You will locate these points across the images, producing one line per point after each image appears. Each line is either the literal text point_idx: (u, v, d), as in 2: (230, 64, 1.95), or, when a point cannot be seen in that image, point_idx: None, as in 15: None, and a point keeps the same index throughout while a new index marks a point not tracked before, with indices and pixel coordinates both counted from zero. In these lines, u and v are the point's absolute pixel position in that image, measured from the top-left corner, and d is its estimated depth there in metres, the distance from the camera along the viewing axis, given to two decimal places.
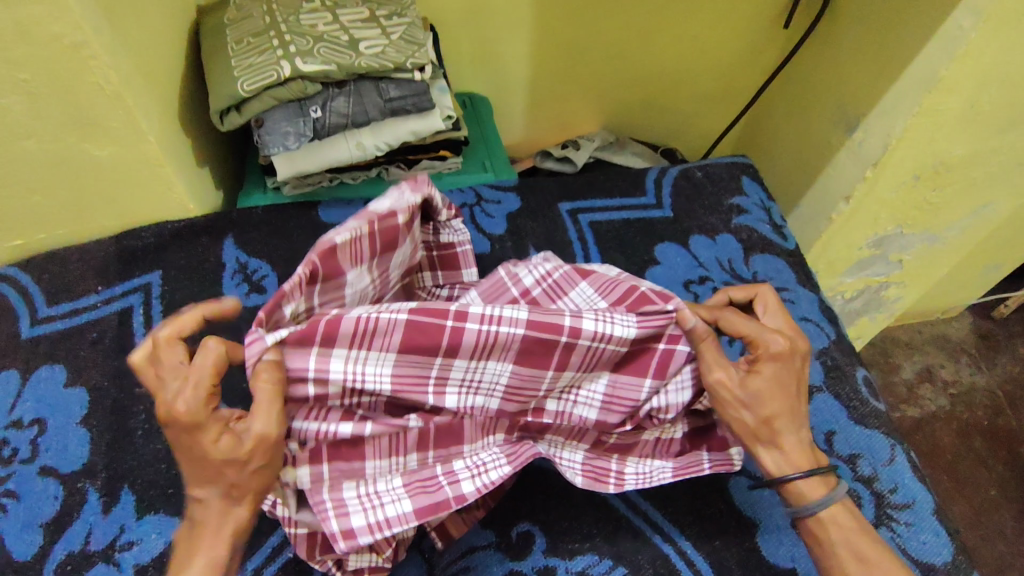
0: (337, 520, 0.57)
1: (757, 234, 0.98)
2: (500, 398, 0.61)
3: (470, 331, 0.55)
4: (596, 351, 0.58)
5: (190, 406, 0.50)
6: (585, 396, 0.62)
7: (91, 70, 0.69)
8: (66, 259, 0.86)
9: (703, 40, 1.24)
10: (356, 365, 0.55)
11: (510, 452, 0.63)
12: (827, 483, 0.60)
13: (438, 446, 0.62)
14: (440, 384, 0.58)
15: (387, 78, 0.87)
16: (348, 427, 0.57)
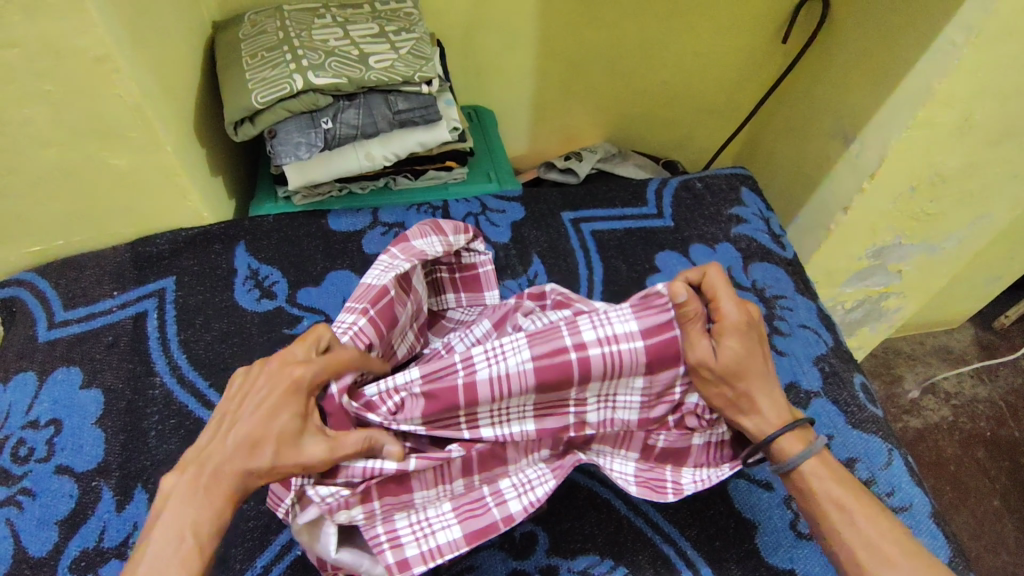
0: (391, 551, 0.58)
1: (756, 243, 1.00)
2: (533, 416, 0.61)
3: (482, 377, 0.57)
4: (614, 356, 0.58)
5: (305, 371, 0.54)
6: (623, 402, 0.61)
7: (113, 83, 0.72)
8: (82, 265, 0.89)
9: (704, 55, 1.26)
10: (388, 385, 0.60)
11: (556, 467, 0.64)
12: (804, 437, 0.61)
13: (484, 471, 0.62)
14: (471, 419, 0.60)
15: (396, 91, 0.90)
16: (393, 464, 0.56)
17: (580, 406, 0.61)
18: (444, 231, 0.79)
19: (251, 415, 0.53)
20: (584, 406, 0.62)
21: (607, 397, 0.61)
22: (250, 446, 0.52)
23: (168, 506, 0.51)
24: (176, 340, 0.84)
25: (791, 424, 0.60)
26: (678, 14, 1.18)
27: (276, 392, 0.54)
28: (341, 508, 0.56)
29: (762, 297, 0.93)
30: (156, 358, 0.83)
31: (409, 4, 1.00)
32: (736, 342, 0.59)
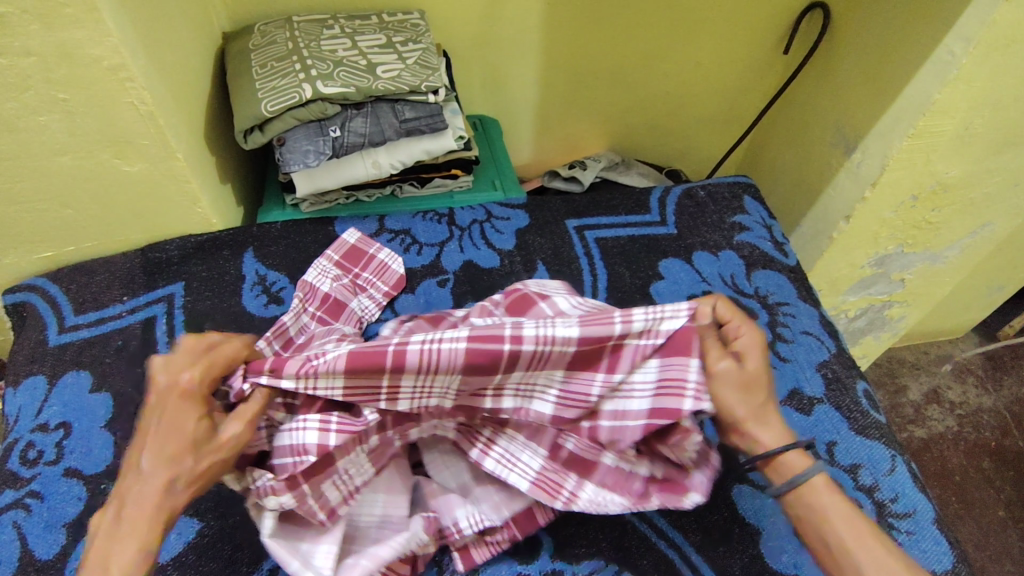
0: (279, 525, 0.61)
1: (758, 250, 1.00)
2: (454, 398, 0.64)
3: (414, 347, 0.59)
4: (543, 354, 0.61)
5: (193, 380, 0.57)
6: (540, 389, 0.65)
7: (127, 91, 0.73)
8: (92, 270, 0.90)
9: (707, 66, 1.28)
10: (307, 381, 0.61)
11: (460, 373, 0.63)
12: (807, 455, 0.59)
13: (395, 425, 0.66)
14: (393, 393, 0.62)
15: (403, 101, 0.92)
16: (313, 437, 0.60)
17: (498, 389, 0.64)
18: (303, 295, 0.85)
19: (171, 427, 0.54)
20: (501, 392, 0.65)
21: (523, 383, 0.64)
22: (170, 462, 0.53)
23: (92, 541, 0.51)
24: None
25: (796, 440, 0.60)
26: (681, 26, 1.20)
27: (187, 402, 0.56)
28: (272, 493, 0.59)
29: (765, 304, 0.94)
30: None
31: (416, 15, 1.02)
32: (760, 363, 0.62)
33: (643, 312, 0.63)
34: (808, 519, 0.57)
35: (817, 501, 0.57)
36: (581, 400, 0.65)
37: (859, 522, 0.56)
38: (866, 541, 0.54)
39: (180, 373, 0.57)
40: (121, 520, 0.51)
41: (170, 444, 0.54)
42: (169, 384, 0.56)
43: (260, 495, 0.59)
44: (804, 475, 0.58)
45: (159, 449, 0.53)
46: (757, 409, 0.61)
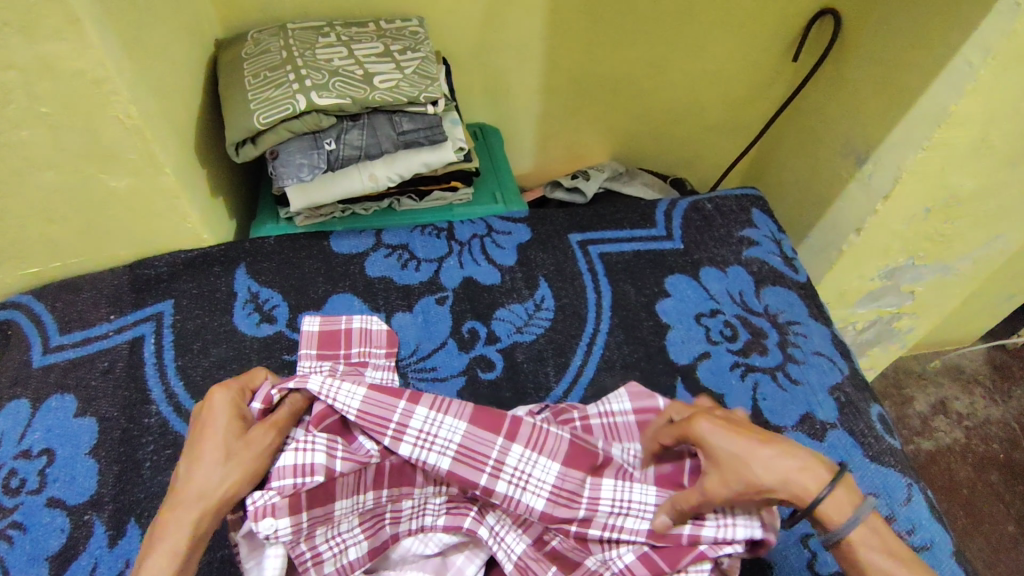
0: (313, 568, 0.63)
1: (768, 266, 0.97)
2: (453, 457, 0.67)
3: (425, 402, 0.70)
4: (542, 433, 0.69)
5: (221, 399, 0.65)
6: (535, 483, 0.67)
7: (112, 105, 0.70)
8: (79, 287, 0.87)
9: (713, 74, 1.24)
10: (333, 384, 0.69)
11: (458, 456, 0.67)
12: (854, 499, 0.57)
13: (392, 486, 0.69)
14: (398, 433, 0.67)
15: (401, 112, 0.88)
16: (320, 459, 0.63)
17: (495, 470, 0.67)
18: (309, 349, 0.81)
19: (205, 443, 0.62)
20: (499, 473, 0.67)
21: (522, 473, 0.67)
22: (223, 460, 0.61)
23: (161, 534, 0.56)
24: (173, 366, 0.82)
25: (838, 483, 0.57)
26: (687, 34, 1.16)
27: (218, 418, 0.64)
28: (272, 513, 0.60)
29: (775, 323, 0.91)
30: (152, 385, 0.81)
31: (415, 22, 0.99)
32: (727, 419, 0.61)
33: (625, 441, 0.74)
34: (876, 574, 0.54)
35: (873, 556, 0.55)
36: (573, 497, 0.67)
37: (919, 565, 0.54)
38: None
39: (219, 394, 0.66)
40: (176, 501, 0.58)
41: (207, 444, 0.61)
42: (212, 396, 0.66)
43: (255, 517, 0.60)
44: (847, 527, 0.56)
45: (194, 462, 0.60)
46: (791, 472, 0.57)
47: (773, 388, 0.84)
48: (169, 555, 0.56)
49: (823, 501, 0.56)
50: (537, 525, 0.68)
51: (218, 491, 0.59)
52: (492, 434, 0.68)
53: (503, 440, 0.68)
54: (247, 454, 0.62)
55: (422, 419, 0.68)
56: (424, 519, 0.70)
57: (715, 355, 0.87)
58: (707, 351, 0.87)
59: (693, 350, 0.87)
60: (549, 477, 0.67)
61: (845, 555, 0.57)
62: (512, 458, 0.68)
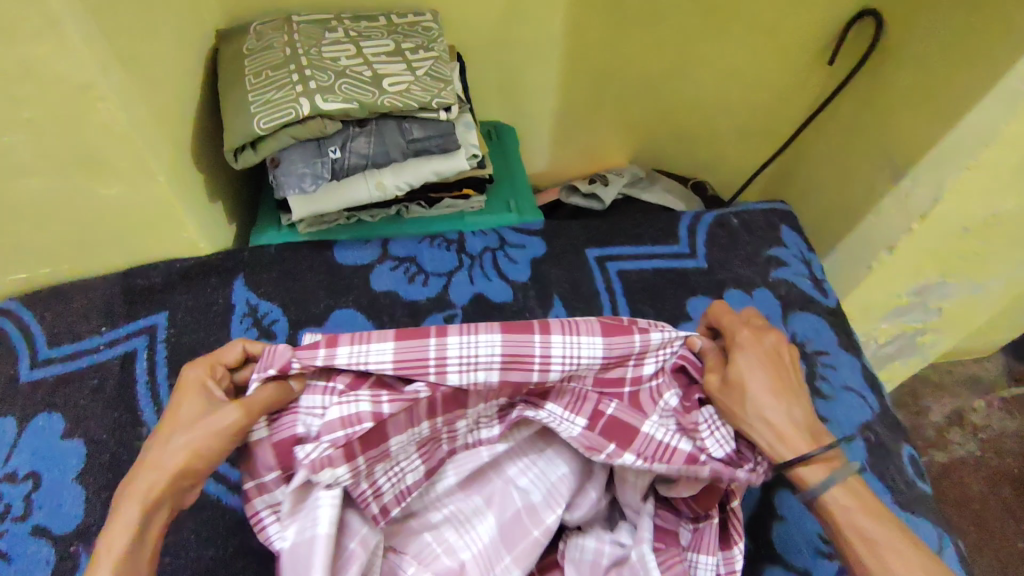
0: (376, 503, 0.64)
1: (796, 289, 0.91)
2: (501, 370, 0.61)
3: (454, 336, 0.62)
4: (573, 326, 0.63)
5: (193, 375, 0.60)
6: (585, 361, 0.63)
7: (100, 111, 0.65)
8: (70, 296, 0.83)
9: (743, 74, 1.17)
10: (360, 349, 0.61)
11: (505, 364, 0.61)
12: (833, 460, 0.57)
13: (445, 413, 0.64)
14: (440, 368, 0.60)
15: (411, 118, 0.82)
16: (365, 407, 0.59)
17: (543, 362, 0.62)
18: None
19: (173, 419, 0.57)
20: (548, 366, 0.62)
21: (568, 356, 0.62)
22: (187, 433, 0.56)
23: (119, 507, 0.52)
24: (166, 386, 0.78)
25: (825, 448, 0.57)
26: (718, 31, 1.09)
27: (188, 393, 0.58)
28: (329, 467, 0.58)
29: (802, 353, 0.86)
30: (144, 405, 0.77)
31: (429, 17, 0.92)
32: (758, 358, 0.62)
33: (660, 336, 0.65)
34: (846, 532, 0.55)
35: (855, 518, 0.55)
36: (622, 359, 0.65)
37: (897, 534, 0.53)
38: (899, 548, 0.53)
39: (190, 373, 0.60)
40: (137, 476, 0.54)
41: (172, 423, 0.56)
42: (183, 376, 0.60)
43: (314, 468, 0.58)
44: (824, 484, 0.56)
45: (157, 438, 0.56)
46: (784, 420, 0.59)
47: None
48: (127, 523, 0.52)
49: (803, 457, 0.57)
50: (592, 398, 0.66)
51: (176, 468, 0.54)
52: (527, 335, 0.62)
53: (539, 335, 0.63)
54: (208, 435, 0.55)
55: (458, 347, 0.61)
56: (479, 434, 0.68)
57: None
58: None
59: None
60: (597, 356, 0.63)
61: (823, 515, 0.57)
62: (555, 347, 0.62)
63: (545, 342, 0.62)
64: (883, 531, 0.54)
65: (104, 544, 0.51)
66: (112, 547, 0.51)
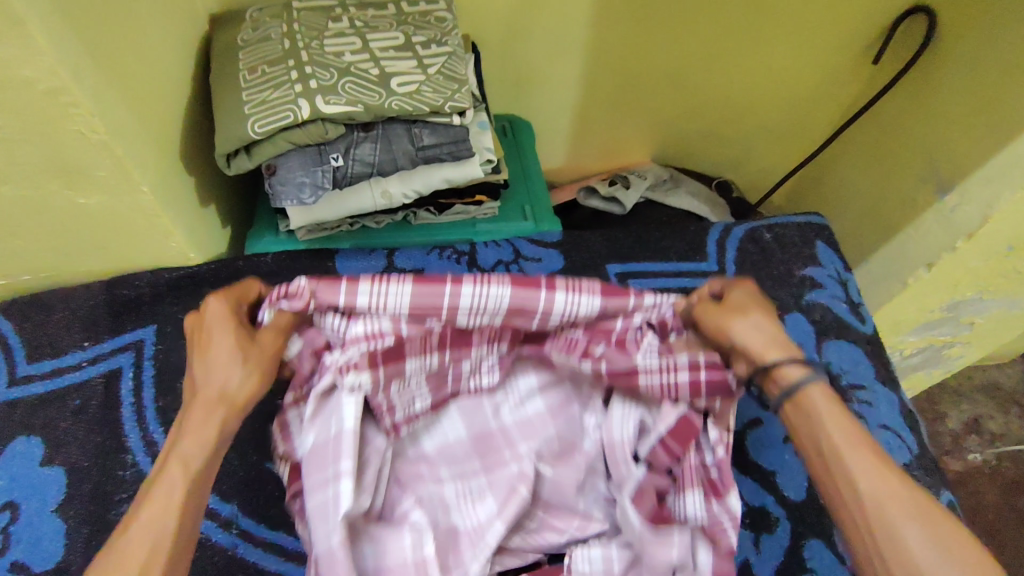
0: (391, 418, 0.63)
1: (832, 314, 0.85)
2: (506, 316, 0.61)
3: (466, 293, 0.59)
4: (575, 287, 0.61)
5: (215, 307, 0.57)
6: (579, 309, 0.62)
7: (73, 119, 0.58)
8: (50, 306, 0.77)
9: (779, 71, 1.08)
10: (380, 288, 0.59)
11: (517, 303, 0.60)
12: (805, 364, 0.55)
13: (454, 349, 0.64)
14: (453, 310, 0.59)
15: (421, 122, 0.74)
16: (383, 325, 0.59)
17: (543, 313, 0.61)
18: None
19: (211, 353, 0.55)
20: (547, 317, 0.62)
21: (567, 308, 0.61)
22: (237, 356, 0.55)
23: (180, 441, 0.52)
24: (153, 409, 0.73)
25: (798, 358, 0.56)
26: (755, 24, 1.00)
27: (217, 330, 0.57)
28: (353, 368, 0.59)
29: (837, 387, 0.79)
30: (128, 430, 0.71)
31: (444, 5, 0.83)
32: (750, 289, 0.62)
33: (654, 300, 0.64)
34: (808, 433, 0.53)
35: (822, 416, 0.52)
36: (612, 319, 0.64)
37: (857, 433, 0.51)
38: (859, 448, 0.50)
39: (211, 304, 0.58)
40: (195, 403, 0.54)
41: (216, 350, 0.56)
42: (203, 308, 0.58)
43: (340, 372, 0.59)
44: (801, 381, 0.54)
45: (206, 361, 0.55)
46: (764, 335, 0.57)
47: None
48: (201, 446, 0.52)
49: (777, 361, 0.56)
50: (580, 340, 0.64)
51: (243, 393, 0.55)
52: (535, 291, 0.60)
53: (545, 291, 0.61)
54: (260, 362, 0.57)
55: (470, 299, 0.59)
56: (481, 380, 0.67)
57: (768, 423, 0.77)
58: (760, 419, 0.78)
59: (744, 417, 0.78)
60: (595, 310, 0.62)
61: (796, 417, 0.54)
62: (558, 303, 0.61)
63: (548, 301, 0.61)
64: (852, 453, 0.50)
65: (179, 459, 0.50)
66: (186, 464, 0.50)
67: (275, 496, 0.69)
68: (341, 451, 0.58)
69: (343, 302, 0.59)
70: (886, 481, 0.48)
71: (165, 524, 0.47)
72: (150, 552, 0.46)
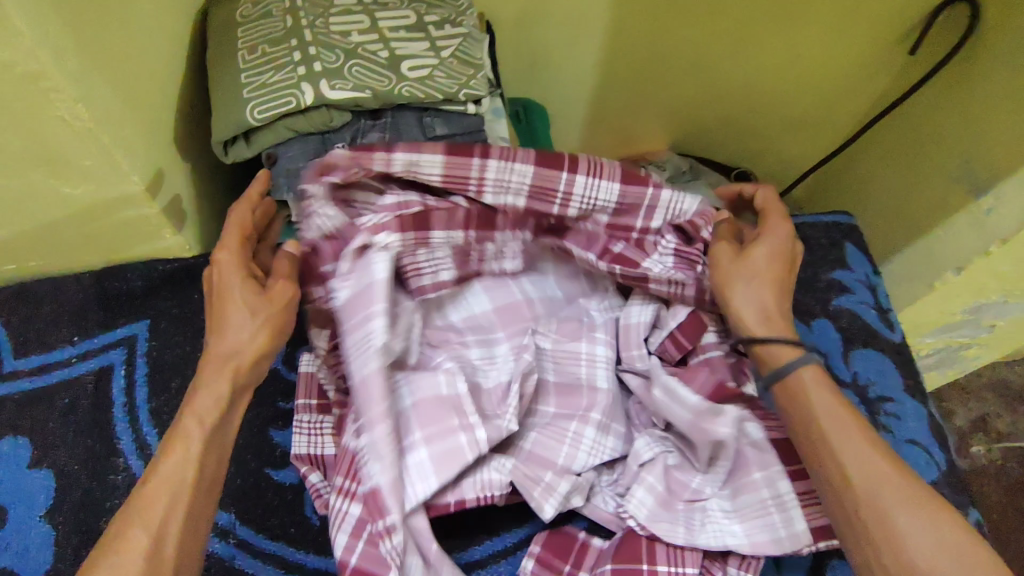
0: (420, 279, 0.67)
1: (860, 321, 0.81)
2: (527, 196, 0.65)
3: (491, 166, 0.64)
4: (596, 171, 0.66)
5: (227, 257, 0.58)
6: (600, 202, 0.67)
7: (55, 105, 0.53)
8: (37, 298, 0.73)
9: (809, 59, 1.02)
10: (413, 162, 0.63)
11: (541, 176, 0.65)
12: (798, 350, 0.59)
13: (479, 229, 0.67)
14: (479, 185, 0.64)
15: (434, 110, 0.69)
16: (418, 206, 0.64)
17: (565, 199, 0.66)
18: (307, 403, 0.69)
19: (223, 307, 0.57)
20: (569, 199, 0.66)
21: (588, 196, 0.66)
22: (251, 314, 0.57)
23: (185, 415, 0.53)
24: (146, 410, 0.69)
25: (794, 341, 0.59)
26: (786, 9, 0.94)
27: (228, 281, 0.58)
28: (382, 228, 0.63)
29: (864, 398, 0.76)
30: (120, 432, 0.68)
31: None
32: (767, 250, 0.63)
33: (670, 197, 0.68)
34: (795, 407, 0.57)
35: (813, 398, 0.56)
36: (632, 209, 0.69)
37: (843, 413, 0.55)
38: (850, 435, 0.53)
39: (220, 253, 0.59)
40: (204, 370, 0.55)
41: (229, 306, 0.57)
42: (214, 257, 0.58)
43: (371, 231, 0.63)
44: (792, 364, 0.58)
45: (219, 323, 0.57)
46: (767, 309, 0.61)
47: None
48: (216, 401, 0.54)
49: (776, 341, 0.59)
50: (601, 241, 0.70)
51: (251, 351, 0.56)
52: (557, 171, 0.65)
53: (567, 173, 0.65)
54: (273, 313, 0.58)
55: (496, 170, 0.64)
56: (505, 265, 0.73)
57: None
58: None
59: None
60: (613, 200, 0.67)
61: (783, 396, 0.58)
62: (579, 185, 0.66)
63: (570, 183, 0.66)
64: (839, 437, 0.53)
65: (194, 416, 0.53)
66: (202, 419, 0.53)
67: (275, 505, 0.66)
68: (378, 300, 0.60)
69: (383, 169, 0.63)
70: (873, 460, 0.52)
71: (181, 478, 0.50)
72: (171, 505, 0.49)
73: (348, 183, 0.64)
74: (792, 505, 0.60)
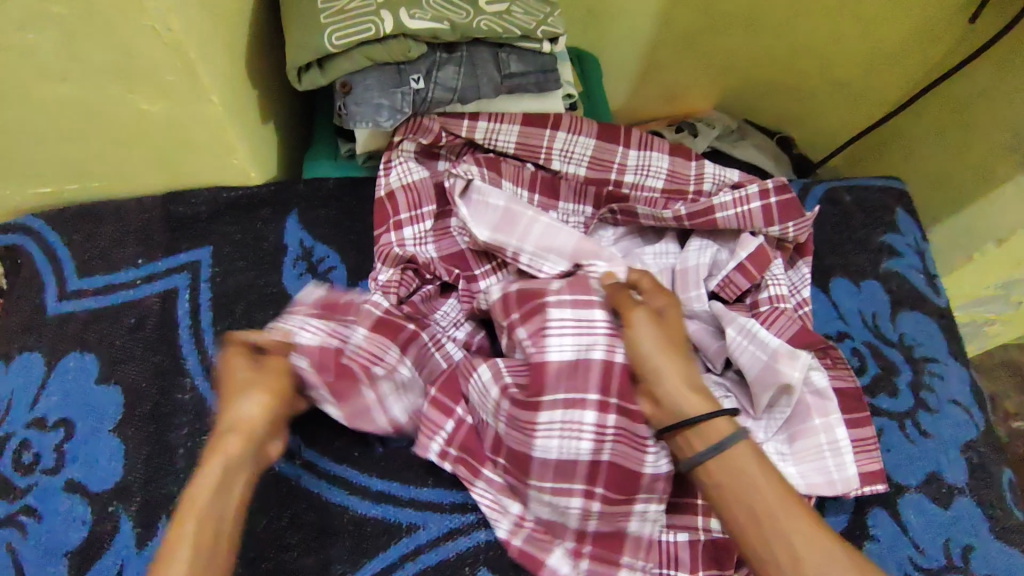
0: None
1: (909, 285, 0.82)
2: (588, 167, 0.76)
3: (560, 135, 0.75)
4: (647, 143, 0.78)
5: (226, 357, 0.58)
6: (655, 168, 0.77)
7: (147, 12, 0.52)
8: (101, 218, 0.73)
9: (867, 23, 1.01)
10: (494, 127, 0.74)
11: (598, 146, 0.76)
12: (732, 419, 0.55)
13: (544, 195, 0.76)
14: (548, 153, 0.75)
15: (510, 47, 0.69)
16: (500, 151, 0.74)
17: (621, 168, 0.77)
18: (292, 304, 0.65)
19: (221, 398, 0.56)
20: (624, 171, 0.77)
21: (642, 164, 0.77)
22: (245, 391, 0.56)
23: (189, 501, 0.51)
24: (212, 333, 0.70)
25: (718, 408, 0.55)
26: None
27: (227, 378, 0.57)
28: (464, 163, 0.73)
29: (909, 358, 0.78)
30: (186, 352, 0.69)
31: None
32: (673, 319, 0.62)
33: (713, 169, 0.78)
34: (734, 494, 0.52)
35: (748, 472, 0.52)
36: (681, 180, 0.78)
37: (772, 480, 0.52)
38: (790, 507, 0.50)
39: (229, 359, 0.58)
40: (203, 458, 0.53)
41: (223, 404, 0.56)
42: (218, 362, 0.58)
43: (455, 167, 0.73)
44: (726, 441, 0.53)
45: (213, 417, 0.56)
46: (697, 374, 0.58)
47: (899, 439, 0.73)
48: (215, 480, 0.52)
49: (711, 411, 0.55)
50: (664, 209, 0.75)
51: (248, 419, 0.55)
52: (615, 144, 0.77)
53: (623, 147, 0.77)
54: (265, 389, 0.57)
55: (564, 140, 0.75)
56: None
57: None
58: None
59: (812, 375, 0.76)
60: (663, 168, 0.77)
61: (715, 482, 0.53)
62: (632, 158, 0.77)
63: (623, 155, 0.77)
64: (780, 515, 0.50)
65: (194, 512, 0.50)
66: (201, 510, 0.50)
67: (339, 429, 0.67)
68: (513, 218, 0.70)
69: (464, 134, 0.73)
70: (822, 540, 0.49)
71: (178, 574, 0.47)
72: None
73: (436, 145, 0.75)
74: (846, 450, 0.63)
